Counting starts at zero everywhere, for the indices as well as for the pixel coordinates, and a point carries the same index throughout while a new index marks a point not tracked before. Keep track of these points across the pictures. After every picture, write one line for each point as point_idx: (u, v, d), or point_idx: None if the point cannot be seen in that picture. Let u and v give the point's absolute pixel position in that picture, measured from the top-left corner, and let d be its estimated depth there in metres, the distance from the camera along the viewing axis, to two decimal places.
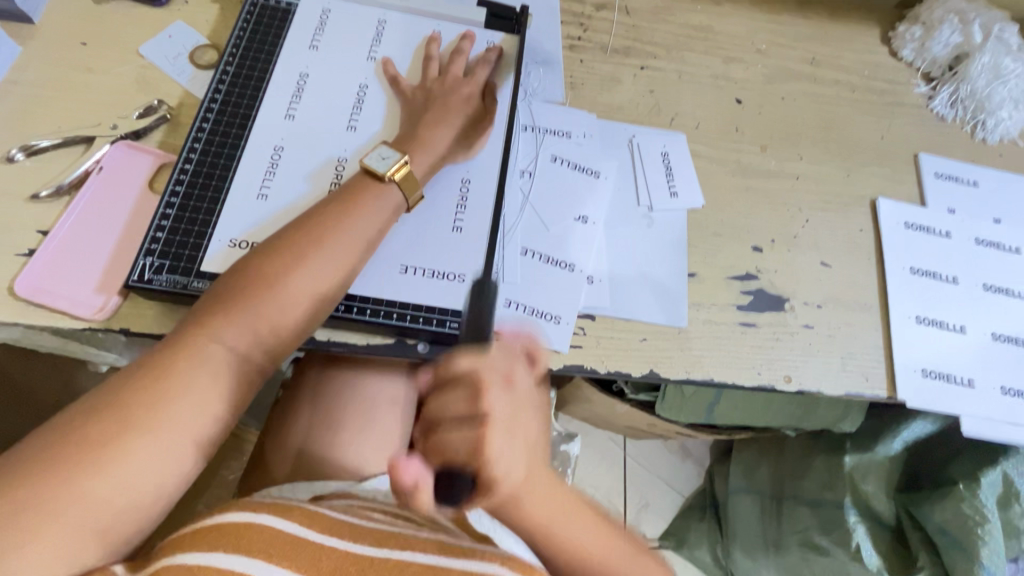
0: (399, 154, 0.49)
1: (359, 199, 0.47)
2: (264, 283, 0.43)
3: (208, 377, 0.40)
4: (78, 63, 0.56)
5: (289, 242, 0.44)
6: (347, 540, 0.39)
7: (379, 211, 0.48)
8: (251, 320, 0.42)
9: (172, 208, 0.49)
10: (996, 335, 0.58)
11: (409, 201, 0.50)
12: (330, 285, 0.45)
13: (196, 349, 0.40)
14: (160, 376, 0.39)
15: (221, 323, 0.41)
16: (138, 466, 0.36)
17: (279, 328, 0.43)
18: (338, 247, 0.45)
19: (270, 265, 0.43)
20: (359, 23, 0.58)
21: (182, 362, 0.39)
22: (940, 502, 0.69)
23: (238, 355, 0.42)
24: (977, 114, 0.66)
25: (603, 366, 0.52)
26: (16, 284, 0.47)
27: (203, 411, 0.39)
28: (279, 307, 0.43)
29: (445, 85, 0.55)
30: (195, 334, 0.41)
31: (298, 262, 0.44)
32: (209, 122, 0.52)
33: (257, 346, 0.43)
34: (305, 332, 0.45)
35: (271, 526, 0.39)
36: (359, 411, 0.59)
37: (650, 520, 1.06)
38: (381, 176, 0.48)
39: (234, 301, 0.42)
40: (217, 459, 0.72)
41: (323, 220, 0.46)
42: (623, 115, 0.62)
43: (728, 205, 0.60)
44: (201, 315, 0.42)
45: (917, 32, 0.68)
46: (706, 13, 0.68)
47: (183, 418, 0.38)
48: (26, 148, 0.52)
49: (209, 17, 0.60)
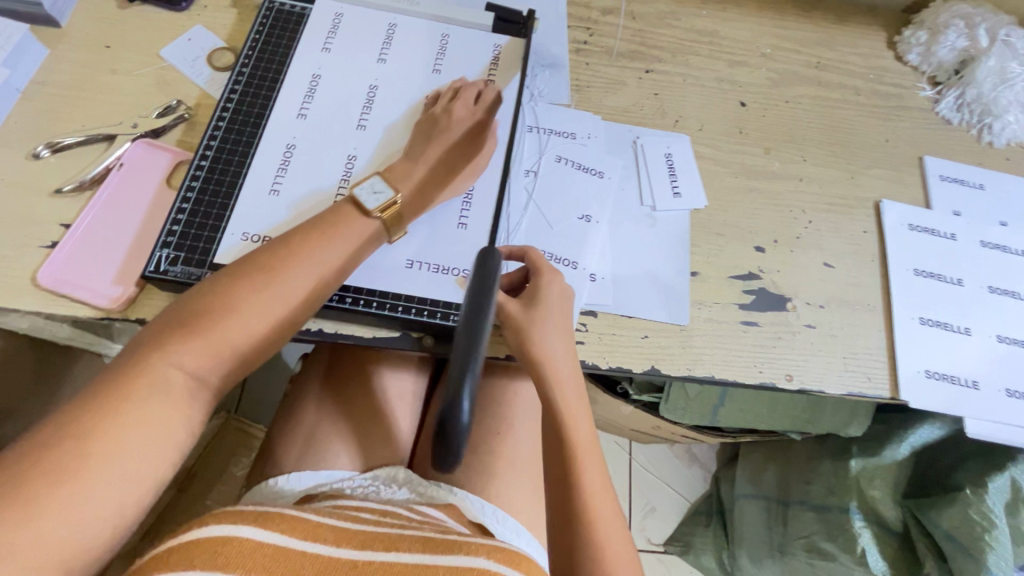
0: (392, 190, 0.49)
1: (330, 229, 0.47)
2: (227, 307, 0.42)
3: (169, 403, 0.39)
4: (102, 64, 0.58)
5: (255, 268, 0.44)
6: (332, 545, 0.40)
7: (352, 245, 0.48)
8: (213, 344, 0.41)
9: (188, 203, 0.51)
10: (1002, 337, 0.58)
11: (389, 235, 0.50)
12: (293, 312, 0.45)
13: (155, 374, 0.39)
14: (120, 401, 0.37)
15: (180, 344, 0.40)
16: (105, 489, 0.35)
17: (241, 354, 0.43)
18: (306, 275, 0.45)
19: (237, 289, 0.43)
20: (370, 27, 0.60)
21: (143, 387, 0.38)
22: (947, 508, 0.68)
23: (196, 379, 0.41)
24: (983, 117, 0.66)
25: (605, 362, 0.53)
26: (39, 274, 0.49)
27: (164, 437, 0.38)
28: (241, 332, 0.43)
29: (450, 119, 0.53)
30: (151, 358, 0.40)
31: (264, 288, 0.44)
32: (224, 122, 0.54)
33: (214, 370, 0.42)
34: (260, 355, 0.45)
35: (252, 538, 0.38)
36: (367, 404, 0.60)
37: (656, 524, 1.06)
38: (369, 212, 0.49)
39: (195, 323, 0.41)
40: (227, 457, 0.77)
41: (293, 247, 0.46)
42: (627, 117, 0.63)
43: (731, 205, 0.61)
44: (158, 337, 0.41)
45: (923, 37, 0.68)
46: (711, 17, 0.69)
47: (148, 441, 0.37)
48: (51, 145, 0.54)
49: (226, 21, 0.62)
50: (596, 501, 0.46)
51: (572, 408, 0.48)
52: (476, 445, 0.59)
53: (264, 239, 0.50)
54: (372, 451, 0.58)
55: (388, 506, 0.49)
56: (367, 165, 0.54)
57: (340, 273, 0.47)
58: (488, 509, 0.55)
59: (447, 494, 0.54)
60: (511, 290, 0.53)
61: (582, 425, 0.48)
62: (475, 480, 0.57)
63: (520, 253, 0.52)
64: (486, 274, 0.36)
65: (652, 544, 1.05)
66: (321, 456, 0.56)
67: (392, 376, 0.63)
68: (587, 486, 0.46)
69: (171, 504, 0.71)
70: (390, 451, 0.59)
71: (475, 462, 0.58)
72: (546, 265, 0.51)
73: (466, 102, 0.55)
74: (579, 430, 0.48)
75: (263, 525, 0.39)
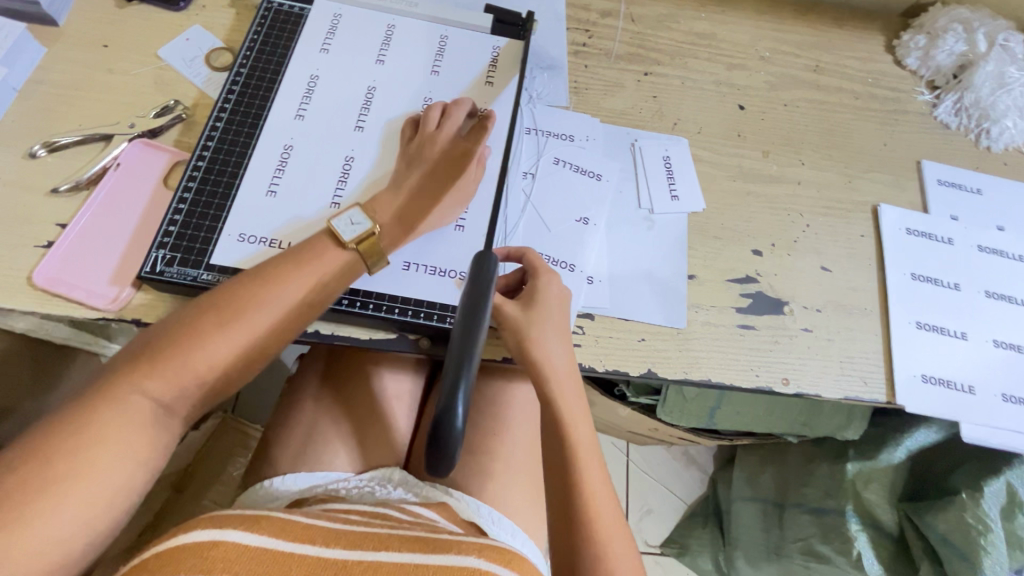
0: (369, 222, 0.48)
1: (307, 258, 0.46)
2: (194, 336, 0.43)
3: (130, 433, 0.40)
4: (100, 63, 0.58)
5: (226, 296, 0.44)
6: (321, 546, 0.40)
7: (329, 275, 0.47)
8: (176, 373, 0.42)
9: (185, 203, 0.51)
10: (998, 342, 0.58)
11: (370, 267, 0.48)
12: (262, 341, 0.45)
13: (119, 401, 0.40)
14: (82, 428, 0.38)
15: (146, 372, 0.41)
16: (61, 519, 0.36)
17: (206, 381, 0.43)
18: (276, 305, 0.45)
19: (205, 318, 0.43)
20: (369, 28, 0.60)
21: (106, 415, 0.39)
22: (942, 512, 0.68)
23: (160, 407, 0.42)
24: (981, 122, 0.66)
25: (602, 365, 0.53)
26: (35, 275, 0.49)
27: (122, 466, 0.39)
28: (207, 362, 0.43)
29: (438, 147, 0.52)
30: (117, 385, 0.40)
31: (233, 319, 0.44)
32: (222, 122, 0.54)
33: (180, 397, 0.43)
34: (231, 380, 0.45)
35: (239, 541, 0.38)
36: (363, 405, 0.60)
37: (653, 526, 1.06)
38: (344, 243, 0.47)
39: (161, 352, 0.42)
40: (224, 455, 0.77)
41: (266, 275, 0.45)
42: (626, 119, 0.63)
43: (728, 209, 0.61)
44: (126, 363, 0.42)
45: (921, 41, 0.68)
46: (710, 20, 0.69)
47: (110, 467, 0.39)
48: (48, 145, 0.54)
49: (225, 21, 0.62)
50: (597, 502, 0.46)
51: (574, 412, 0.48)
52: (473, 446, 0.59)
53: (260, 240, 0.50)
54: (368, 452, 0.58)
55: (381, 508, 0.49)
56: (364, 167, 0.54)
57: (312, 305, 0.46)
58: (483, 510, 0.55)
59: (438, 496, 0.54)
60: (509, 289, 0.53)
61: (583, 428, 0.48)
62: (472, 482, 0.57)
63: (519, 255, 0.52)
64: (483, 281, 0.36)
65: (648, 546, 1.05)
66: (317, 458, 0.56)
67: (389, 378, 0.63)
68: (585, 485, 0.46)
69: (167, 505, 0.71)
70: (386, 453, 0.59)
71: (472, 463, 0.58)
72: (544, 265, 0.51)
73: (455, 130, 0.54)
74: (582, 433, 0.48)
75: (252, 529, 0.39)
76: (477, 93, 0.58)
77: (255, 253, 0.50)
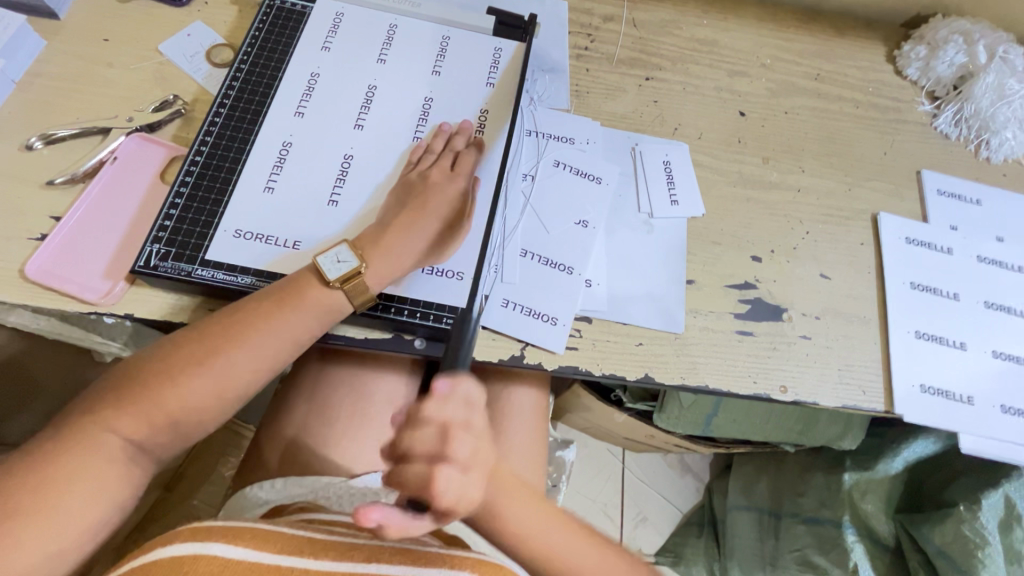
0: (356, 261, 0.47)
1: (284, 298, 0.45)
2: (167, 377, 0.43)
3: (105, 462, 0.41)
4: (100, 58, 0.58)
5: (201, 336, 0.44)
6: (311, 558, 0.39)
7: (308, 318, 0.46)
8: (150, 413, 0.42)
9: (181, 198, 0.50)
10: (997, 352, 0.58)
11: (354, 305, 0.47)
12: (235, 387, 0.45)
13: (87, 436, 0.41)
14: (49, 462, 0.39)
15: (118, 411, 0.42)
16: (26, 548, 0.37)
17: (179, 421, 0.43)
18: (252, 350, 0.45)
19: (177, 358, 0.43)
20: (371, 27, 0.60)
21: (74, 450, 0.40)
22: (938, 524, 0.68)
23: (130, 445, 0.42)
24: (981, 133, 0.66)
25: (598, 369, 0.53)
26: (26, 268, 0.48)
27: (92, 499, 0.40)
28: (178, 403, 0.43)
29: (431, 184, 0.52)
30: (87, 423, 0.41)
31: (203, 361, 0.43)
32: (221, 117, 0.54)
33: (153, 436, 0.43)
34: (206, 422, 0.45)
35: (222, 555, 0.38)
36: (356, 410, 0.60)
37: (647, 534, 1.03)
38: (329, 281, 0.46)
39: (130, 391, 0.42)
40: (216, 456, 0.76)
41: (244, 316, 0.45)
42: (626, 124, 0.63)
43: (729, 214, 0.60)
44: (100, 401, 0.42)
45: (922, 52, 0.68)
46: (712, 27, 0.70)
47: (81, 494, 0.39)
48: (44, 137, 0.53)
49: (227, 18, 0.62)
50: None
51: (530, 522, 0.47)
52: None
53: (257, 237, 0.50)
54: (361, 454, 0.58)
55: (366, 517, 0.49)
56: (362, 167, 0.53)
57: (290, 347, 0.46)
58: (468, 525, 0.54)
59: None
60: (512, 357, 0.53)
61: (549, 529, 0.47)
62: None
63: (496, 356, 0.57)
64: (471, 394, 0.42)
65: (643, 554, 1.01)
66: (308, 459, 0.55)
67: (382, 381, 0.62)
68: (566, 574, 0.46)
69: (157, 505, 0.70)
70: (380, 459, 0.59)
71: None
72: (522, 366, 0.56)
73: (444, 166, 0.53)
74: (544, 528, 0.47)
75: (235, 541, 0.39)
76: (478, 94, 0.58)
77: (250, 250, 0.49)
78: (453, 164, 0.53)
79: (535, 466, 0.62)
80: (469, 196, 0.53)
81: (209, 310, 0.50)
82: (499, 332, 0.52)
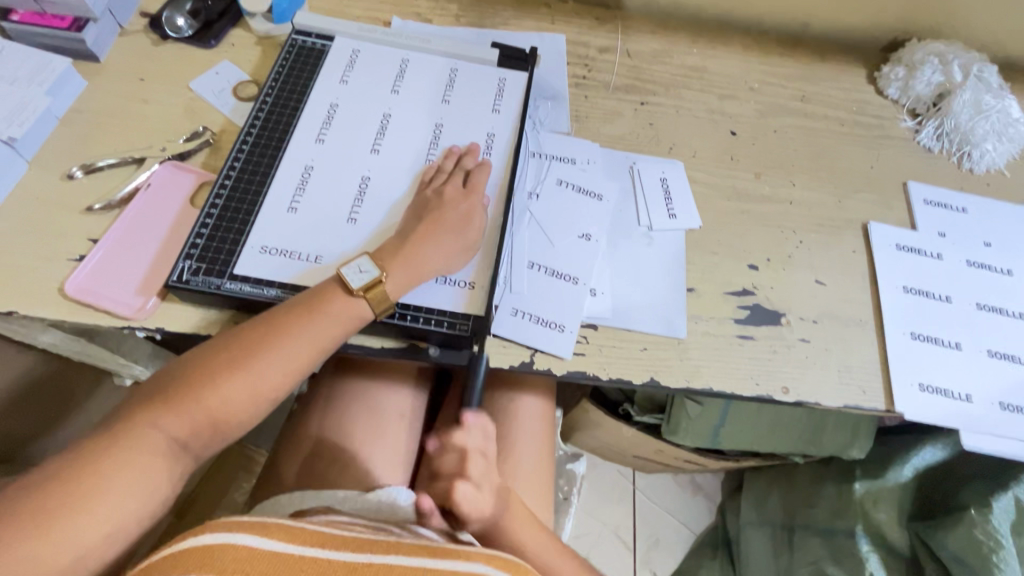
0: (378, 270, 0.50)
1: (313, 305, 0.48)
2: (206, 381, 0.46)
3: (152, 457, 0.43)
4: (136, 95, 0.63)
5: (238, 341, 0.47)
6: (335, 549, 0.40)
7: (335, 324, 0.49)
8: (192, 413, 0.45)
9: (211, 218, 0.54)
10: (992, 351, 0.60)
11: (376, 313, 0.50)
12: (270, 388, 0.47)
13: (137, 432, 0.43)
14: (97, 455, 0.42)
15: (162, 412, 0.44)
16: (80, 535, 0.39)
17: (218, 421, 0.46)
18: (284, 354, 0.47)
19: (217, 362, 0.46)
20: (385, 62, 0.64)
21: (122, 444, 0.42)
22: (952, 529, 0.69)
23: (176, 443, 0.45)
24: (963, 146, 0.70)
25: (605, 373, 0.55)
26: (66, 286, 0.52)
27: (138, 490, 0.42)
28: (218, 403, 0.46)
29: (444, 201, 0.55)
30: (135, 422, 0.44)
31: (241, 364, 0.46)
32: (248, 144, 0.58)
33: (195, 435, 0.46)
34: (244, 424, 0.48)
35: (250, 544, 0.39)
36: (369, 421, 0.62)
37: (661, 558, 1.02)
38: (353, 290, 0.49)
39: (176, 392, 0.45)
40: (228, 481, 0.76)
41: (277, 322, 0.48)
42: (624, 144, 0.67)
43: (725, 226, 0.63)
44: (145, 402, 0.45)
45: (901, 72, 0.72)
46: (701, 55, 0.74)
47: (127, 487, 0.42)
48: (85, 167, 0.57)
49: (251, 57, 0.67)
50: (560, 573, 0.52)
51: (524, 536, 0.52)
52: None
53: (282, 252, 0.53)
54: (375, 465, 0.60)
55: (381, 523, 0.50)
56: (379, 187, 0.57)
57: (318, 353, 0.49)
58: None
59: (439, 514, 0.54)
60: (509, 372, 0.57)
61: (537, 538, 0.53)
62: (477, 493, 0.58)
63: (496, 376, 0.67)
64: (487, 426, 0.50)
65: None
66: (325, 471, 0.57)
67: (393, 394, 0.65)
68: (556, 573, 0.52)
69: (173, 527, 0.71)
70: (392, 470, 0.61)
71: None
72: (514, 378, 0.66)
73: (455, 184, 0.56)
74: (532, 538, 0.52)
75: (264, 534, 0.40)
76: (484, 118, 0.62)
77: (275, 265, 0.53)
78: (462, 182, 0.57)
79: (542, 479, 0.64)
80: (480, 211, 0.56)
81: (235, 322, 0.53)
82: (508, 339, 0.55)
